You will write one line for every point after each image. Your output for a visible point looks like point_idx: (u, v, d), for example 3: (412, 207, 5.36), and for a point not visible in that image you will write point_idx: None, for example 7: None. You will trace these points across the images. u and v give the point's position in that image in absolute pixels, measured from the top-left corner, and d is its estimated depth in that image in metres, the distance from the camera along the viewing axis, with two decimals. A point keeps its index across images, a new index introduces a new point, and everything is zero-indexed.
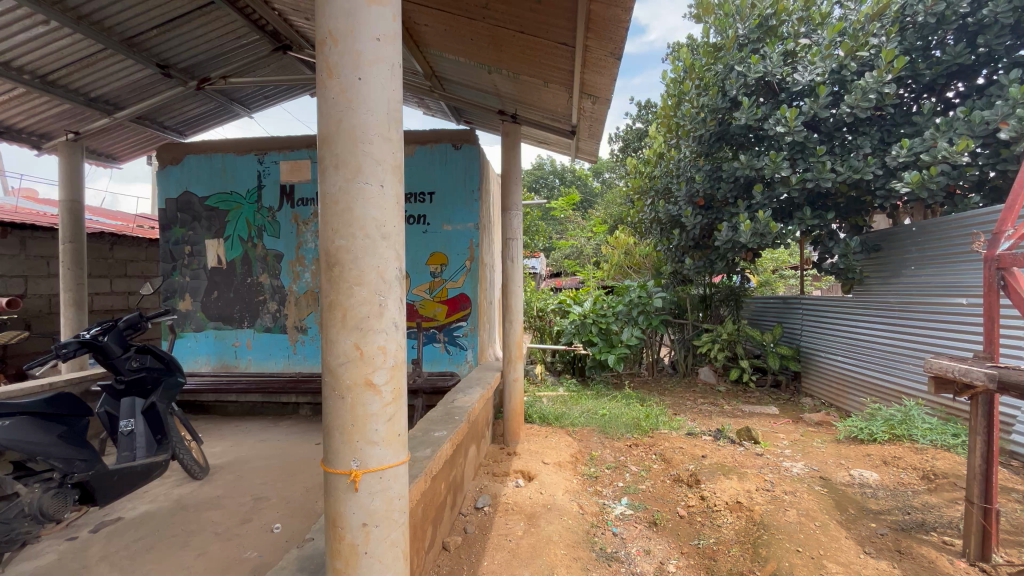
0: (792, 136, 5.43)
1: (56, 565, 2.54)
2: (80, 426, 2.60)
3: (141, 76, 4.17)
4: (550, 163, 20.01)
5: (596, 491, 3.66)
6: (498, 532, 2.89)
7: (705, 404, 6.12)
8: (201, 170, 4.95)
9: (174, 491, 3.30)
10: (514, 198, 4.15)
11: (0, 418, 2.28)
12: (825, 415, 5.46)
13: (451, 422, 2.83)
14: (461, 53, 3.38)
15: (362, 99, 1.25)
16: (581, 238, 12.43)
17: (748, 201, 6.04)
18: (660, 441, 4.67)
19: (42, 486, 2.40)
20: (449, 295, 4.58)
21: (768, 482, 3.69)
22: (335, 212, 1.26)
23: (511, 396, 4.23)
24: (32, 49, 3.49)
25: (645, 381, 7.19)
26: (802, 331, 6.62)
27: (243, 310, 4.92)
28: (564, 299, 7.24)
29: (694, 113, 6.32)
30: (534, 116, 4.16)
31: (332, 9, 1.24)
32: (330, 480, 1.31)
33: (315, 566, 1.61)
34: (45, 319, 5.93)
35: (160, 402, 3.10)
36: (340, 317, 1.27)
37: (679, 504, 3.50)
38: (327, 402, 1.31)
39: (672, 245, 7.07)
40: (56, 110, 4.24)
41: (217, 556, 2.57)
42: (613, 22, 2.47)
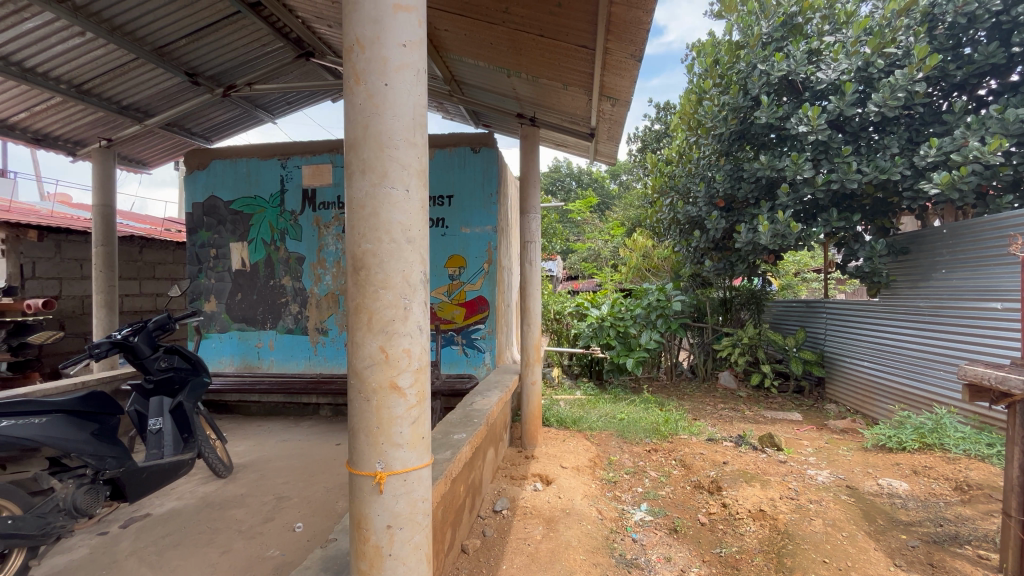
0: (815, 136, 5.32)
1: (87, 559, 2.62)
2: (112, 424, 2.67)
3: (170, 84, 4.30)
4: (567, 165, 19.96)
5: (615, 496, 3.63)
6: (517, 535, 2.88)
7: (726, 410, 6.01)
8: (226, 175, 5.07)
9: (200, 489, 3.37)
10: (533, 201, 4.16)
11: (37, 416, 2.36)
12: (850, 422, 5.32)
13: (470, 424, 2.85)
14: (481, 57, 3.40)
15: (389, 105, 1.27)
16: (598, 241, 12.34)
17: (770, 202, 5.93)
18: (679, 447, 4.61)
19: (75, 482, 2.50)
20: (467, 298, 4.60)
21: (792, 490, 3.62)
22: (362, 216, 1.28)
23: (529, 399, 4.22)
24: (69, 60, 3.62)
25: (663, 385, 7.09)
26: (826, 336, 6.46)
27: (266, 311, 5.01)
28: (581, 303, 7.19)
29: (716, 111, 6.23)
30: (553, 119, 4.16)
31: (359, 17, 1.26)
32: (354, 483, 1.32)
33: (339, 566, 1.63)
34: (78, 320, 6.14)
35: (187, 402, 3.17)
36: (366, 320, 1.28)
37: (700, 511, 3.44)
38: (353, 404, 1.32)
39: (691, 247, 6.97)
40: (90, 118, 4.39)
41: (240, 554, 2.61)
42: (634, 25, 2.46)
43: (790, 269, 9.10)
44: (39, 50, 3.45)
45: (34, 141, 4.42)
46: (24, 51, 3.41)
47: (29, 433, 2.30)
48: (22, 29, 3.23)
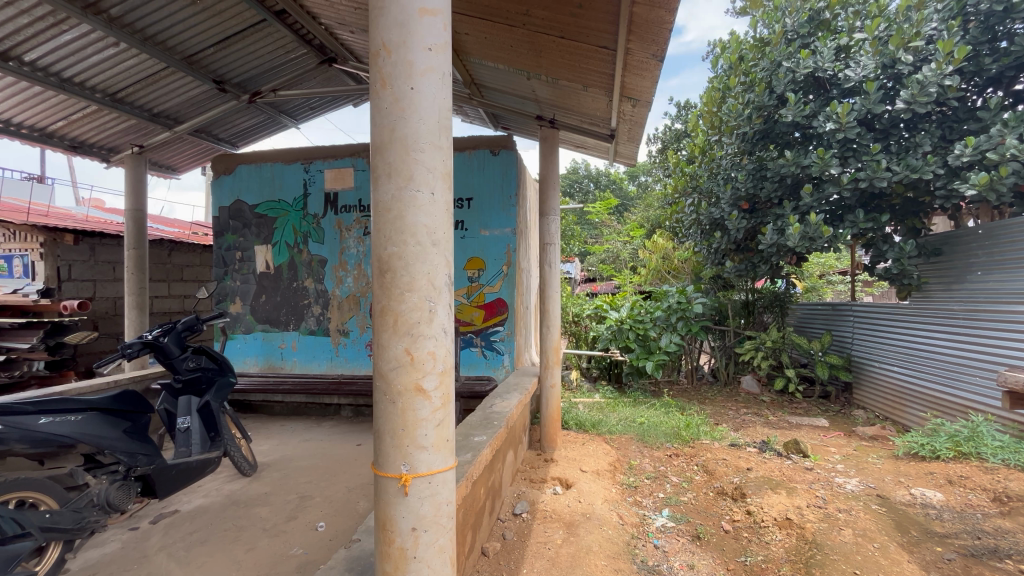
0: (844, 133, 5.20)
1: (119, 553, 2.70)
2: (144, 422, 2.75)
3: (198, 92, 4.42)
4: (585, 166, 19.86)
5: (635, 501, 3.58)
6: (537, 539, 2.86)
7: (749, 414, 5.89)
8: (252, 180, 5.19)
9: (225, 487, 3.44)
10: (552, 202, 4.14)
11: (73, 414, 2.44)
12: (879, 429, 5.15)
13: (490, 427, 2.84)
14: (501, 60, 3.41)
15: (414, 109, 1.27)
16: (618, 243, 12.23)
17: (795, 202, 5.80)
18: (701, 452, 4.53)
19: (108, 478, 2.57)
20: (487, 300, 4.61)
21: (820, 498, 3.52)
22: (388, 219, 1.29)
23: (548, 401, 4.20)
24: (103, 70, 3.76)
25: (684, 389, 6.98)
26: (853, 339, 6.28)
27: (289, 313, 5.10)
28: (600, 305, 7.11)
29: (740, 110, 6.12)
30: (573, 121, 4.14)
31: (386, 21, 1.27)
32: (380, 484, 1.33)
33: (363, 567, 1.65)
34: (111, 320, 6.35)
35: (214, 401, 3.23)
36: (392, 323, 1.29)
37: (723, 518, 3.37)
38: (378, 406, 1.33)
39: (712, 248, 6.84)
40: (123, 126, 4.54)
41: (265, 552, 2.66)
42: (656, 24, 2.44)
43: (815, 270, 8.87)
44: (76, 61, 3.59)
45: (71, 148, 4.60)
46: (62, 62, 3.56)
47: (66, 430, 2.38)
48: (61, 41, 3.37)
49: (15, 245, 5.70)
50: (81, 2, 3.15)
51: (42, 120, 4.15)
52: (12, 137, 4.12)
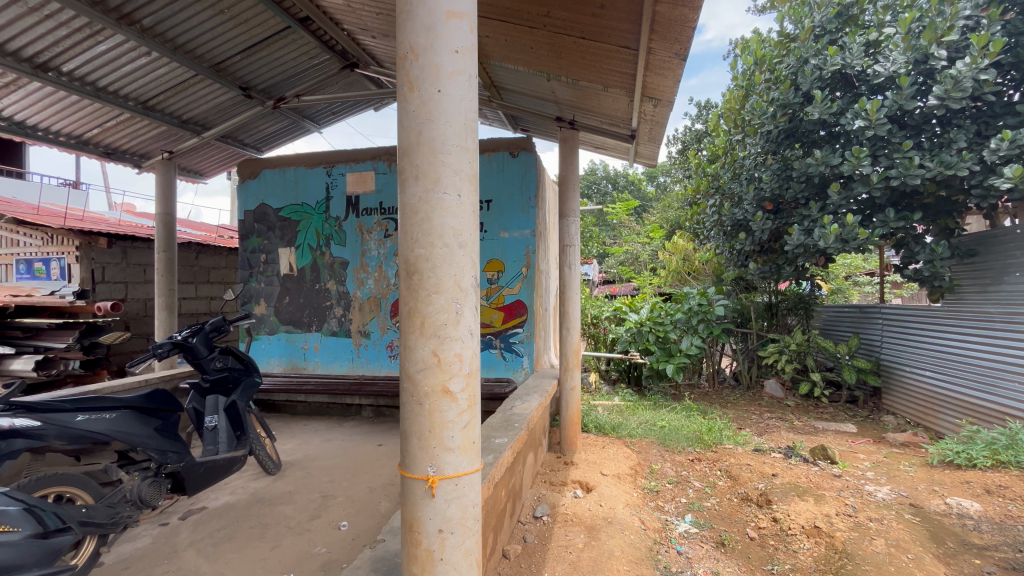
0: (874, 131, 5.07)
1: (150, 548, 2.77)
2: (174, 420, 2.82)
3: (225, 99, 4.53)
4: (603, 167, 19.72)
5: (657, 506, 3.52)
6: (558, 542, 2.85)
7: (773, 419, 5.76)
8: (276, 184, 5.29)
9: (251, 485, 3.51)
10: (572, 204, 4.12)
11: (107, 412, 2.53)
12: (911, 436, 4.98)
13: (511, 429, 2.83)
14: (520, 62, 3.41)
15: (441, 111, 1.28)
16: (637, 245, 12.11)
17: (821, 202, 5.67)
18: (725, 457, 4.45)
19: (140, 474, 2.65)
20: (506, 302, 4.60)
21: (850, 506, 3.42)
22: (415, 222, 1.29)
23: (568, 404, 4.17)
24: (136, 79, 3.89)
25: (705, 393, 6.86)
26: (882, 343, 6.08)
27: (312, 314, 5.18)
28: (619, 307, 7.03)
29: (763, 108, 6.00)
30: (593, 121, 4.12)
31: (413, 25, 1.28)
32: (407, 485, 1.33)
33: (388, 567, 1.66)
34: (141, 321, 6.54)
35: (240, 400, 3.29)
36: (419, 325, 1.30)
37: (748, 525, 3.29)
38: (405, 407, 1.33)
39: (734, 249, 6.70)
40: (154, 133, 4.68)
41: (290, 550, 2.70)
42: (680, 23, 2.40)
43: (841, 271, 8.65)
44: (110, 70, 3.71)
45: (105, 155, 4.75)
46: (97, 71, 3.69)
47: (101, 427, 2.46)
48: (96, 52, 3.49)
49: (52, 248, 5.91)
50: (116, 13, 3.25)
51: (79, 128, 4.30)
52: (51, 145, 4.28)
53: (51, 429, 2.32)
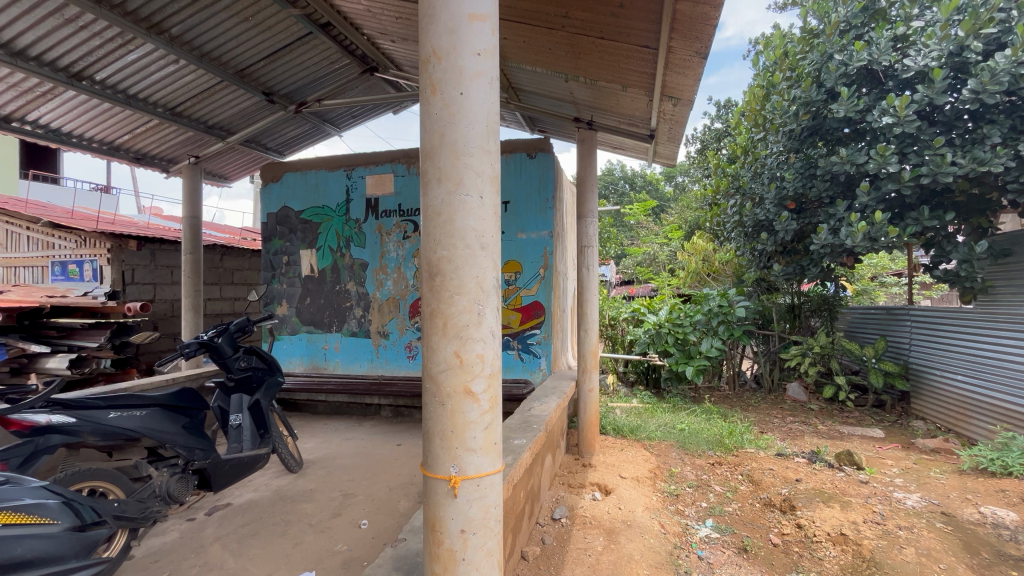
0: (902, 127, 4.94)
1: (178, 542, 2.84)
2: (200, 418, 2.89)
3: (250, 104, 4.64)
4: (621, 167, 19.56)
5: (677, 510, 3.46)
6: (577, 545, 2.83)
7: (796, 423, 5.63)
8: (298, 187, 5.38)
9: (274, 482, 3.58)
10: (591, 204, 4.09)
11: (137, 409, 2.60)
12: (941, 441, 4.81)
13: (530, 431, 2.83)
14: (539, 63, 3.40)
15: (464, 113, 1.29)
16: (654, 245, 11.96)
17: (847, 201, 5.53)
18: (746, 461, 4.37)
19: (169, 471, 2.72)
20: (524, 303, 4.60)
21: (878, 514, 3.32)
22: (437, 224, 1.30)
23: (586, 405, 4.14)
24: (164, 86, 4.00)
25: (726, 396, 6.73)
26: (910, 346, 5.90)
27: (332, 315, 5.26)
28: (638, 308, 6.96)
29: (786, 106, 5.88)
30: (611, 122, 4.09)
31: (436, 28, 1.29)
32: (429, 485, 1.34)
33: (410, 567, 1.67)
34: (168, 321, 6.72)
35: (264, 399, 3.35)
36: (441, 325, 1.31)
37: (771, 530, 3.22)
38: (428, 408, 1.34)
39: (756, 250, 6.56)
40: (181, 138, 4.81)
41: (312, 547, 2.73)
42: (701, 21, 2.37)
43: (867, 272, 8.41)
44: (140, 78, 3.83)
45: (134, 160, 4.91)
46: (128, 79, 3.81)
47: (132, 424, 2.54)
48: (127, 60, 3.61)
49: (85, 250, 6.12)
50: (145, 23, 3.35)
51: (110, 134, 4.44)
52: (84, 151, 4.44)
53: (85, 426, 2.40)
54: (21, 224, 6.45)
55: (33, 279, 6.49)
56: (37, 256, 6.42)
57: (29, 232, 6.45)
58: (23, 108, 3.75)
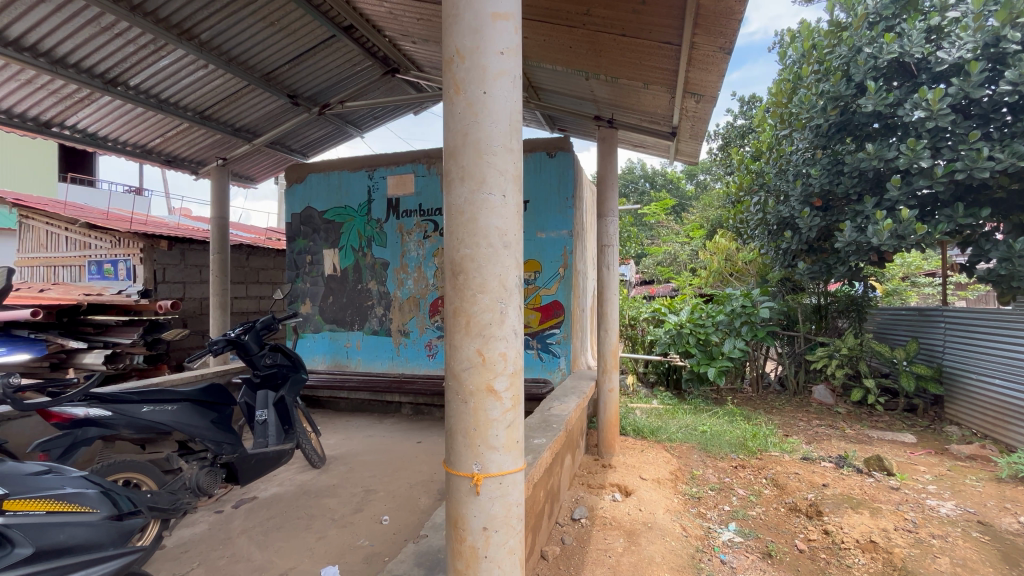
0: (935, 122, 4.79)
1: (207, 534, 2.93)
2: (228, 413, 2.97)
3: (275, 106, 4.73)
4: (641, 165, 19.33)
5: (699, 513, 3.41)
6: (597, 546, 2.82)
7: (822, 427, 5.48)
8: (321, 188, 5.48)
9: (298, 477, 3.65)
10: (611, 203, 4.05)
11: (168, 404, 2.69)
12: (978, 448, 4.64)
13: (549, 430, 2.83)
14: (560, 61, 3.38)
15: (487, 112, 1.29)
16: (675, 245, 11.80)
17: (877, 197, 5.36)
18: (770, 464, 4.28)
19: (198, 464, 2.81)
20: (543, 303, 4.59)
21: (910, 521, 3.22)
22: (460, 223, 1.31)
23: (606, 406, 4.11)
24: (194, 90, 4.12)
25: (749, 398, 6.60)
26: (944, 348, 5.67)
27: (354, 313, 5.34)
28: (658, 308, 6.87)
29: (813, 101, 5.71)
30: (632, 120, 4.05)
31: (459, 28, 1.30)
32: (452, 482, 1.35)
33: (432, 563, 1.68)
34: (197, 319, 6.92)
35: (288, 395, 3.42)
36: (464, 324, 1.31)
37: (797, 536, 3.14)
38: (450, 406, 1.35)
39: (780, 249, 6.40)
40: (210, 141, 4.94)
41: (334, 541, 2.79)
42: (725, 15, 2.34)
43: (898, 271, 8.14)
44: (171, 82, 3.95)
45: (165, 163, 5.06)
46: (160, 84, 3.94)
47: (164, 418, 2.63)
48: (159, 65, 3.73)
49: (120, 250, 6.35)
50: (177, 29, 3.46)
51: (143, 138, 4.59)
52: (118, 154, 4.60)
53: (120, 420, 2.49)
54: (61, 224, 6.73)
55: (71, 278, 6.75)
56: (75, 255, 6.68)
57: (67, 233, 6.72)
58: (62, 114, 3.91)
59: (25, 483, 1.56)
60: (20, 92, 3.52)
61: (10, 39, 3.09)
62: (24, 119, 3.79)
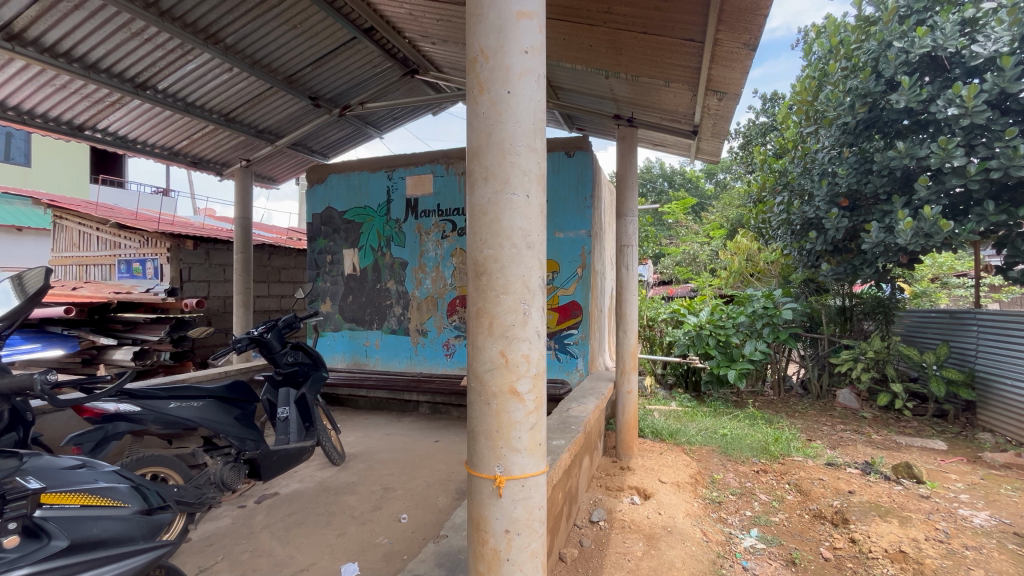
0: (970, 118, 4.62)
1: (231, 528, 2.98)
2: (251, 410, 3.02)
3: (297, 108, 4.81)
4: (659, 164, 19.09)
5: (720, 518, 3.35)
6: (616, 549, 2.79)
7: (847, 431, 5.35)
8: (341, 188, 5.54)
9: (318, 474, 3.70)
10: (630, 203, 4.00)
11: (194, 400, 2.75)
12: (1014, 456, 4.46)
13: (568, 431, 2.81)
14: (579, 60, 3.36)
15: (511, 112, 1.28)
16: (695, 245, 11.65)
17: (906, 197, 5.21)
18: (794, 470, 4.18)
19: (223, 459, 2.87)
20: (561, 303, 4.56)
21: (942, 532, 3.12)
22: (484, 223, 1.31)
23: (625, 407, 4.06)
24: (219, 93, 4.20)
25: (771, 401, 6.47)
26: (977, 353, 5.46)
27: (373, 312, 5.39)
28: (677, 309, 6.80)
29: (840, 98, 5.56)
30: (652, 118, 4.01)
31: (484, 27, 1.29)
32: (474, 483, 1.35)
33: (452, 564, 1.68)
34: (221, 317, 7.07)
35: (309, 393, 3.45)
36: (487, 325, 1.31)
37: (822, 544, 3.06)
38: (473, 408, 1.35)
39: (804, 249, 6.24)
40: (234, 143, 5.05)
41: (354, 538, 2.81)
42: (751, 11, 2.29)
43: (928, 272, 7.88)
44: (197, 86, 4.04)
45: (191, 164, 5.18)
46: (187, 88, 4.03)
47: (190, 414, 2.69)
48: (186, 69, 3.81)
49: (148, 250, 6.52)
50: (204, 34, 3.54)
51: (170, 140, 4.71)
52: (147, 156, 4.73)
53: (148, 415, 2.57)
54: (92, 224, 6.95)
55: (102, 276, 6.97)
56: (105, 255, 6.89)
57: (98, 233, 6.94)
58: (95, 117, 4.03)
59: (60, 476, 1.59)
60: (54, 96, 3.64)
61: (46, 45, 3.20)
62: (59, 122, 3.93)
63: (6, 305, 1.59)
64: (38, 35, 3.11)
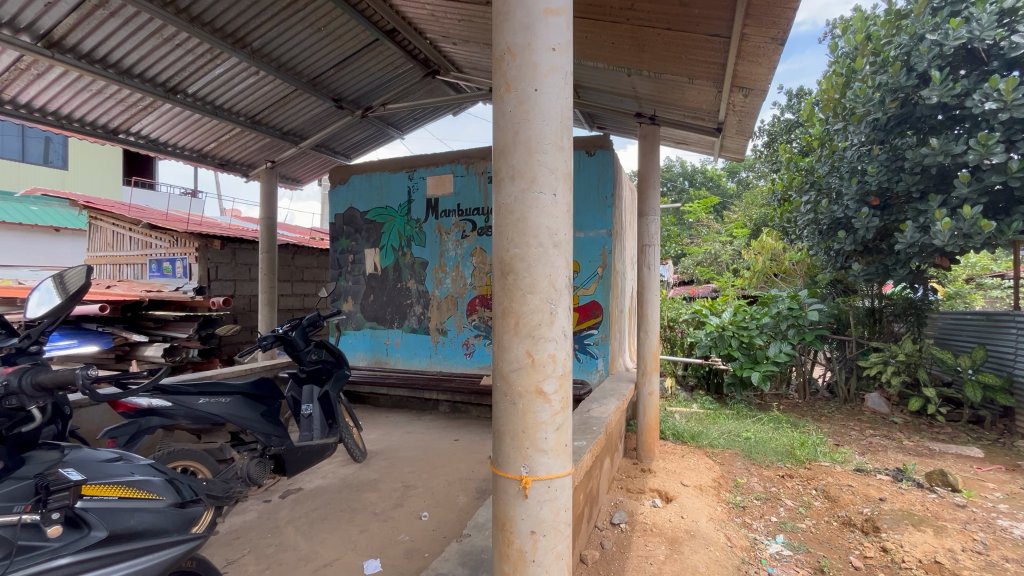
0: (1009, 113, 4.45)
1: (256, 522, 3.04)
2: (276, 406, 3.07)
3: (321, 110, 4.88)
4: (680, 164, 18.80)
5: (744, 523, 3.28)
6: (638, 552, 2.76)
7: (876, 437, 5.19)
8: (363, 189, 5.61)
9: (340, 470, 3.75)
10: (653, 202, 3.93)
11: (222, 397, 2.80)
12: None
13: (589, 432, 2.79)
14: (600, 58, 3.33)
15: (538, 110, 1.28)
16: (716, 244, 11.44)
17: (942, 196, 5.04)
18: (821, 475, 4.07)
19: (249, 454, 2.92)
20: (581, 303, 4.54)
21: (980, 543, 3.00)
22: (510, 222, 1.30)
23: (646, 409, 4.01)
24: (246, 96, 4.29)
25: (795, 405, 6.30)
26: (1016, 357, 5.22)
27: (394, 312, 5.44)
28: (699, 309, 6.70)
29: (869, 94, 5.39)
30: (674, 116, 3.95)
31: (511, 25, 1.29)
32: (500, 484, 1.35)
33: (476, 564, 1.68)
34: (246, 315, 7.22)
35: (333, 391, 3.50)
36: (513, 324, 1.30)
37: (852, 552, 2.96)
38: (499, 408, 1.34)
39: (831, 249, 6.07)
40: (260, 145, 5.16)
41: (376, 535, 2.84)
42: (779, 4, 2.24)
43: (962, 273, 7.59)
44: (225, 89, 4.14)
45: (219, 166, 5.30)
46: (216, 91, 4.13)
47: (218, 410, 2.74)
48: (214, 73, 3.91)
49: (177, 250, 6.73)
50: (232, 38, 3.63)
51: (199, 142, 4.84)
52: (177, 158, 4.86)
53: (179, 410, 2.63)
54: (126, 225, 7.18)
55: (134, 275, 7.20)
56: (137, 254, 7.12)
57: (131, 233, 7.17)
58: (128, 121, 4.16)
59: (98, 468, 1.65)
60: (91, 101, 3.77)
61: (84, 52, 3.32)
62: (95, 126, 4.07)
63: (48, 303, 1.65)
64: (76, 43, 3.23)
